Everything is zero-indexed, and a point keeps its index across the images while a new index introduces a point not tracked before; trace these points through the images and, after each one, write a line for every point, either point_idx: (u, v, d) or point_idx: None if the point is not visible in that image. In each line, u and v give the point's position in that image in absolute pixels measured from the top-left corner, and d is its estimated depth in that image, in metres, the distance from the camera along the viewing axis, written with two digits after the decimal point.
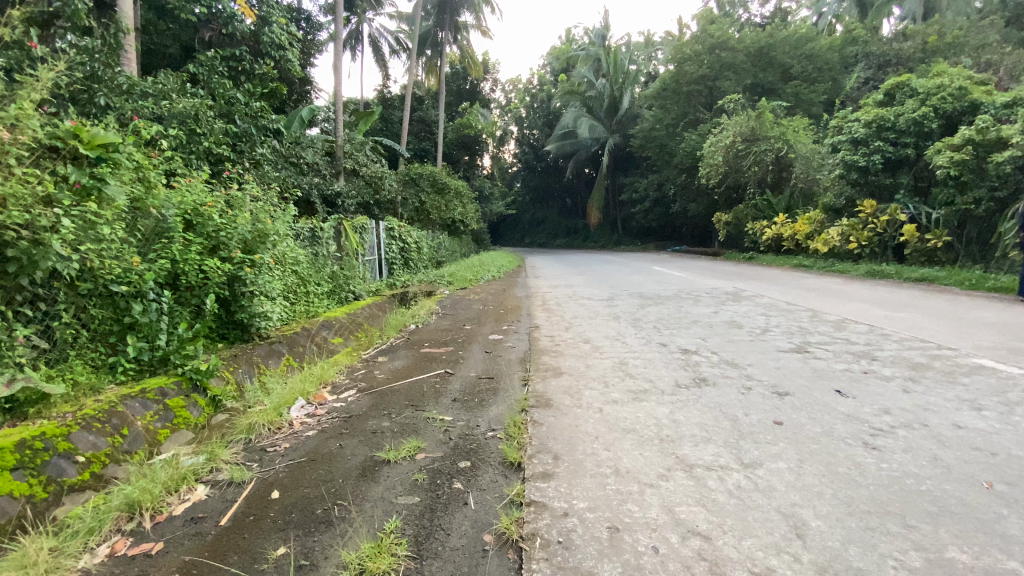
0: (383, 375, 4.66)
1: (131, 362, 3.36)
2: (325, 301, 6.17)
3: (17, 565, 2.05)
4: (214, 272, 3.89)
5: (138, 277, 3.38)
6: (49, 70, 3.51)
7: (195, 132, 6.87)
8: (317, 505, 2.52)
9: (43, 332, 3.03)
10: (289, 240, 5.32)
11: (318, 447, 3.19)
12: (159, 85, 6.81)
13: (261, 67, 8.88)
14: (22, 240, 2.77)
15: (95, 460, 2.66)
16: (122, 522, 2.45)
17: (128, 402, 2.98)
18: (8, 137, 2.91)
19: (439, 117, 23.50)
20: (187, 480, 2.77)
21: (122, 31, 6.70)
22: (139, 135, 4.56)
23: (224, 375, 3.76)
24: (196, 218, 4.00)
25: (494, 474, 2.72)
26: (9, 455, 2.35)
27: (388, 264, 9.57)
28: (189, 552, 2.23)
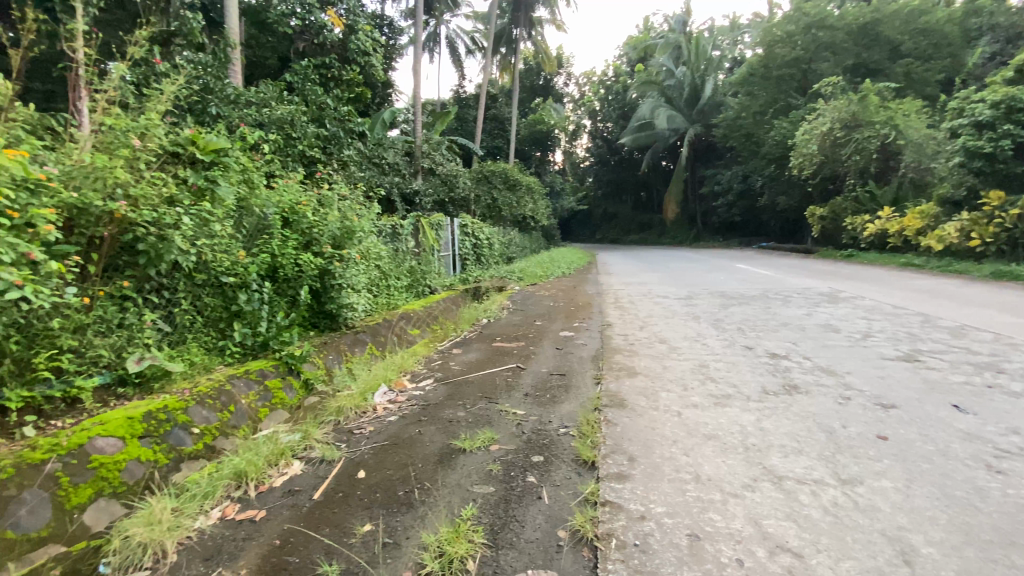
0: (458, 367, 4.80)
1: (237, 346, 3.73)
2: (404, 294, 6.47)
3: (147, 521, 2.32)
4: (308, 266, 4.21)
5: (242, 269, 3.74)
6: (172, 84, 3.97)
7: (292, 136, 7.44)
8: (398, 487, 2.65)
9: (166, 317, 3.45)
10: (373, 237, 5.60)
11: (399, 432, 3.36)
12: (260, 94, 7.41)
13: (348, 74, 9.40)
14: (151, 236, 3.19)
15: (207, 432, 2.99)
16: (232, 489, 2.72)
17: (234, 381, 3.34)
18: (139, 144, 3.36)
19: (513, 115, 23.74)
20: (285, 456, 3.01)
21: (229, 46, 7.36)
22: (245, 140, 5.04)
23: (316, 360, 4.08)
24: (291, 216, 4.34)
25: (567, 471, 2.71)
26: (138, 424, 2.69)
27: (461, 259, 9.84)
28: (286, 522, 2.43)
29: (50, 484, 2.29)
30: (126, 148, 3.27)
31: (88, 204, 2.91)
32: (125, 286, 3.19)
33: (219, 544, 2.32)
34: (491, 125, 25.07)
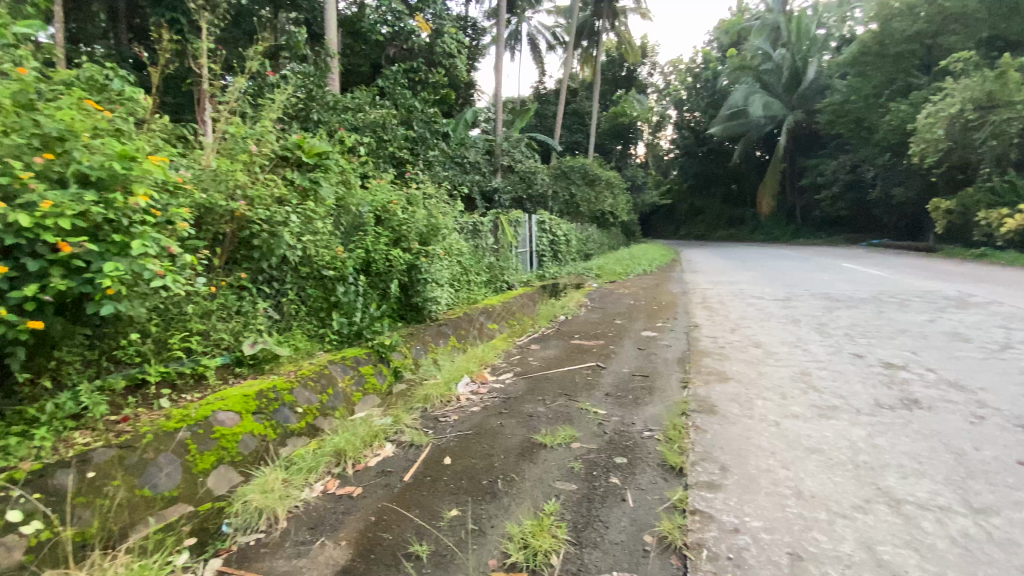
0: (537, 363, 4.83)
1: (335, 334, 4.04)
2: (484, 290, 6.62)
3: (262, 488, 2.58)
4: (397, 260, 4.44)
5: (341, 264, 4.03)
6: (281, 94, 4.37)
7: (383, 139, 7.86)
8: (482, 476, 2.72)
9: (276, 306, 3.81)
10: (456, 233, 5.79)
11: (482, 422, 3.45)
12: (356, 100, 7.84)
13: (434, 75, 9.73)
14: (264, 232, 3.53)
15: (309, 412, 3.28)
16: (333, 466, 2.95)
17: (332, 366, 3.63)
18: (256, 149, 3.74)
19: (594, 109, 23.34)
20: (378, 438, 3.20)
21: (328, 56, 7.89)
22: (342, 143, 5.39)
23: (403, 350, 4.31)
24: (383, 213, 4.59)
25: (653, 475, 2.63)
26: (253, 401, 3.00)
27: (539, 256, 9.88)
28: (380, 500, 2.60)
29: (181, 450, 2.59)
30: (244, 154, 3.66)
31: (214, 204, 3.29)
32: (242, 277, 3.56)
33: (322, 516, 2.53)
34: (571, 120, 24.86)
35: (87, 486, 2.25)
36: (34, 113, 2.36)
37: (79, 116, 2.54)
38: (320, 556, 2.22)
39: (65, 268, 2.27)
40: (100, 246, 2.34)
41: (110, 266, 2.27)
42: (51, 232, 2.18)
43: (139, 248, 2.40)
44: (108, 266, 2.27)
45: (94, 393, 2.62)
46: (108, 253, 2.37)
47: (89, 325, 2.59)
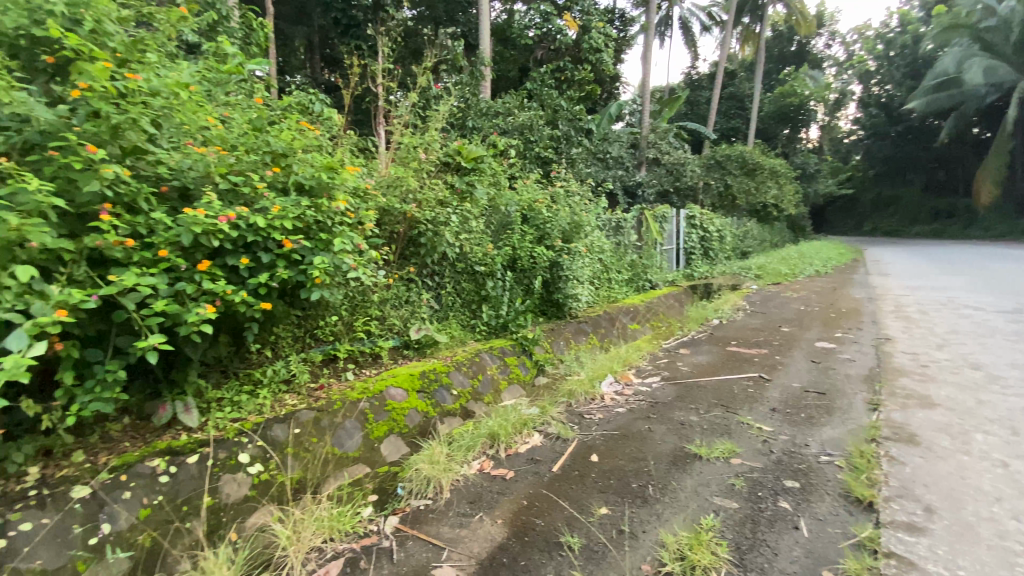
0: (686, 368, 4.56)
1: (484, 325, 4.30)
2: (624, 288, 6.46)
3: (430, 460, 2.87)
4: (541, 258, 4.54)
5: (491, 260, 4.29)
6: (444, 105, 4.78)
7: (530, 139, 8.08)
8: (632, 479, 2.68)
9: (435, 297, 4.20)
10: (598, 231, 5.74)
11: (628, 425, 3.39)
12: (506, 104, 8.19)
13: (580, 73, 9.70)
14: (428, 231, 3.92)
15: (462, 395, 3.57)
16: (487, 448, 3.15)
17: (482, 355, 3.89)
18: (424, 156, 4.17)
19: (754, 92, 21.11)
20: (527, 427, 3.34)
21: (482, 64, 8.36)
22: (494, 146, 5.70)
23: (545, 344, 4.42)
24: (530, 213, 4.75)
25: (833, 505, 2.32)
26: (417, 381, 3.36)
27: (685, 253, 9.31)
28: (531, 486, 2.72)
29: (363, 418, 3.01)
30: (415, 161, 4.10)
31: (390, 207, 3.74)
32: (410, 271, 3.99)
33: (480, 492, 2.75)
34: (727, 105, 22.83)
35: (295, 440, 2.74)
36: (267, 137, 2.95)
37: (296, 137, 3.10)
38: (479, 529, 2.42)
39: (286, 261, 2.78)
40: (311, 243, 2.83)
41: (318, 259, 2.74)
42: (278, 231, 2.69)
43: (339, 245, 2.84)
44: (317, 259, 2.73)
45: (299, 363, 3.16)
46: (316, 248, 2.85)
47: (299, 307, 3.13)
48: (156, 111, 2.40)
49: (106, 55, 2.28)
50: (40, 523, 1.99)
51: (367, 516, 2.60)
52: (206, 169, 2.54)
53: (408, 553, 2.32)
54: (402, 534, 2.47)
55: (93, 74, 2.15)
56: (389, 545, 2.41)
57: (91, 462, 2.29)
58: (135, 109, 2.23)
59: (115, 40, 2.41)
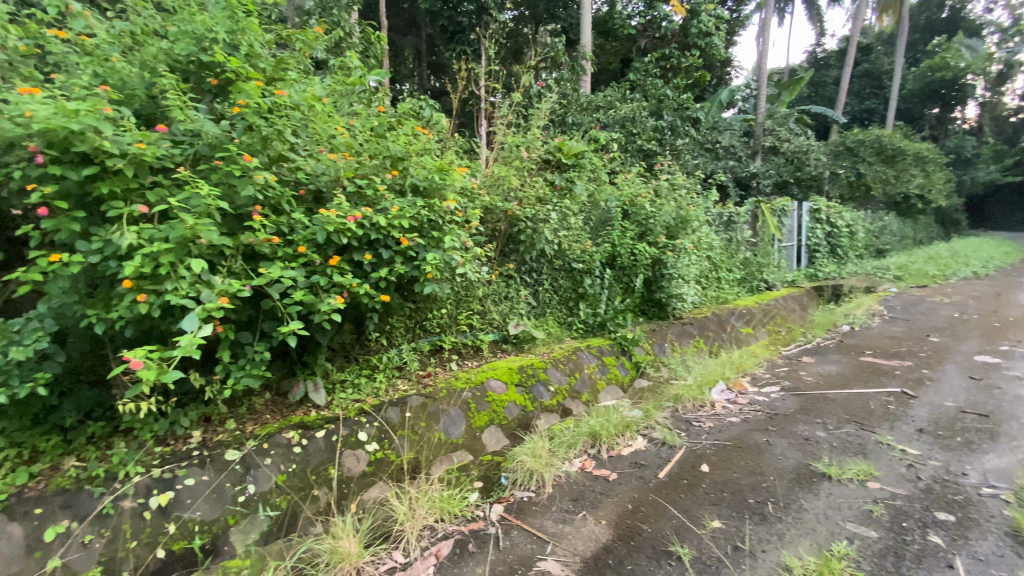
0: (810, 379, 4.13)
1: (582, 323, 4.26)
2: (735, 289, 6.01)
3: (532, 453, 2.90)
4: (643, 255, 4.37)
5: (589, 257, 4.23)
6: (546, 102, 4.79)
7: (632, 132, 7.76)
8: (748, 494, 2.51)
9: (533, 294, 4.24)
10: (706, 227, 5.38)
11: (742, 436, 3.16)
12: (607, 97, 7.96)
13: (687, 59, 9.07)
14: (527, 228, 3.96)
15: (559, 392, 3.57)
16: (589, 447, 3.12)
17: (580, 353, 3.87)
18: (526, 155, 4.22)
19: (895, 66, 18.45)
20: (630, 429, 3.25)
21: (583, 58, 8.21)
22: (595, 142, 5.59)
23: (646, 346, 4.27)
24: (631, 208, 4.60)
25: (1000, 547, 2.00)
26: (515, 375, 3.43)
27: (806, 251, 8.43)
28: (636, 491, 2.66)
29: (465, 407, 3.14)
30: (518, 159, 4.16)
31: (493, 205, 3.84)
32: (510, 267, 4.06)
33: (584, 491, 2.74)
34: (859, 84, 20.22)
35: (406, 423, 2.93)
36: (386, 142, 3.19)
37: (411, 141, 3.32)
38: (583, 527, 2.42)
39: (402, 257, 2.98)
40: (424, 240, 3.00)
41: (430, 256, 2.90)
42: (396, 230, 2.89)
43: (449, 242, 2.99)
44: (429, 256, 2.90)
45: (409, 352, 3.37)
46: (428, 245, 3.02)
47: (411, 300, 3.34)
48: (296, 122, 2.70)
49: (258, 76, 2.61)
50: (200, 479, 2.37)
51: (474, 501, 2.70)
52: (336, 173, 2.81)
53: (514, 542, 2.39)
54: (507, 523, 2.55)
55: (249, 92, 2.47)
56: (495, 532, 2.49)
57: (240, 430, 2.65)
58: (281, 122, 2.53)
59: (263, 61, 2.75)
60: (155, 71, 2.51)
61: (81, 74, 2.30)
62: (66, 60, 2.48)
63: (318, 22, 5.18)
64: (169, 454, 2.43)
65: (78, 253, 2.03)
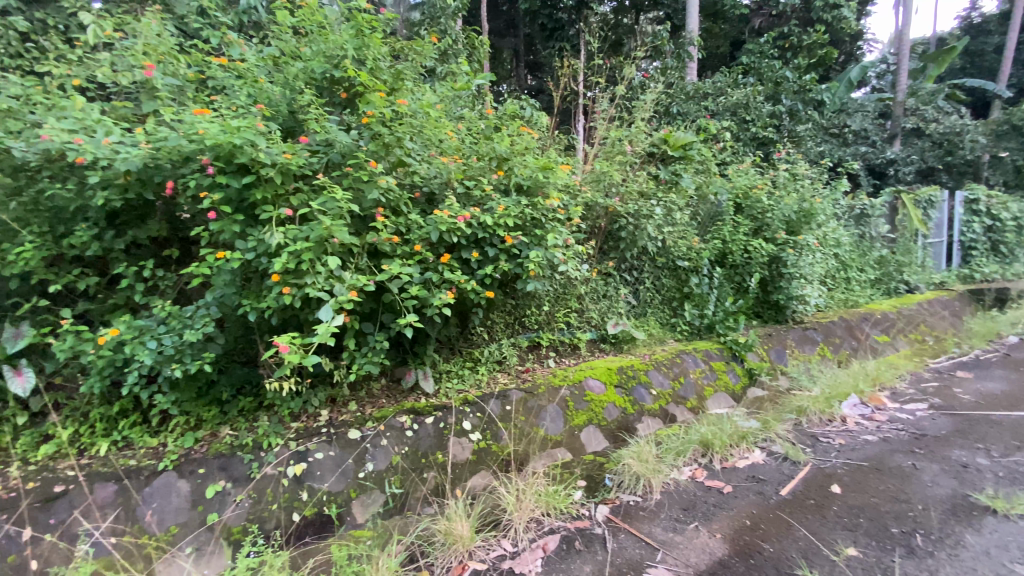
0: (967, 399, 3.60)
1: (687, 325, 4.06)
2: (868, 291, 5.37)
3: (639, 456, 2.84)
4: (758, 252, 4.06)
5: (696, 254, 4.05)
6: (651, 93, 4.62)
7: (745, 120, 7.14)
8: (890, 522, 2.28)
9: (634, 293, 4.12)
10: (834, 221, 4.84)
11: (881, 457, 2.86)
12: (718, 83, 7.44)
13: (811, 36, 8.03)
14: (629, 224, 3.85)
15: (662, 396, 3.43)
16: (699, 455, 2.98)
17: (685, 356, 3.70)
18: (631, 149, 4.10)
19: None
20: (746, 440, 3.05)
21: (690, 44, 7.71)
22: (703, 133, 5.26)
23: (760, 352, 3.96)
24: (745, 201, 4.30)
25: None
26: (615, 375, 3.37)
27: (959, 248, 7.27)
28: (755, 507, 2.52)
29: (563, 405, 3.14)
30: (621, 153, 4.05)
31: (594, 201, 3.78)
32: (610, 265, 3.97)
33: (695, 501, 2.64)
34: None
35: (507, 417, 3.00)
36: (493, 143, 3.28)
37: (517, 141, 3.38)
38: (695, 539, 2.34)
39: (506, 255, 3.06)
40: (528, 238, 3.05)
41: (534, 253, 2.94)
42: (502, 228, 2.97)
43: (553, 240, 3.01)
44: (533, 254, 2.94)
45: (509, 347, 3.44)
46: (531, 243, 3.06)
47: (511, 297, 3.41)
48: (415, 129, 2.87)
49: (383, 87, 2.83)
50: (328, 455, 2.63)
51: (579, 500, 2.70)
52: (447, 175, 2.96)
53: (622, 546, 2.36)
54: (614, 525, 2.52)
55: (375, 103, 2.70)
56: (601, 533, 2.48)
57: (360, 411, 2.90)
58: (402, 130, 2.72)
59: (385, 73, 2.96)
60: (295, 88, 2.83)
61: (239, 96, 2.66)
62: (227, 85, 2.88)
63: (427, 33, 5.43)
64: (303, 429, 2.71)
65: (237, 250, 2.33)
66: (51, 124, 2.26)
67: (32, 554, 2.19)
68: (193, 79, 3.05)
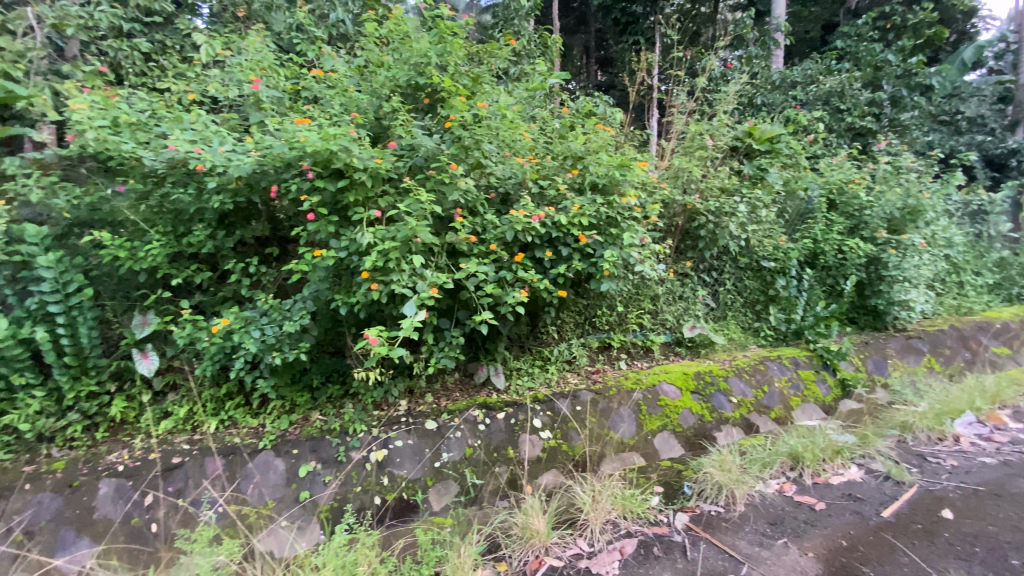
0: None
1: (771, 330, 3.86)
2: (984, 297, 4.82)
3: (720, 465, 2.74)
4: (855, 252, 3.78)
5: (784, 255, 3.81)
6: (735, 84, 4.40)
7: (840, 109, 6.59)
8: (1012, 554, 2.12)
9: (713, 295, 3.96)
10: (945, 218, 4.38)
11: (1002, 482, 2.65)
12: (808, 71, 6.93)
13: (917, 15, 7.24)
14: (709, 223, 3.69)
15: (743, 405, 3.28)
16: (787, 468, 2.85)
17: (769, 364, 3.51)
18: (712, 143, 3.93)
19: None
20: (841, 455, 2.89)
21: (776, 30, 7.24)
22: (792, 125, 4.92)
23: (854, 361, 3.68)
24: (839, 197, 4.01)
25: None
26: (691, 381, 3.26)
27: None
28: (853, 527, 2.39)
29: (636, 409, 3.08)
30: (701, 149, 3.90)
31: (672, 199, 3.66)
32: (688, 266, 3.84)
33: (783, 516, 2.54)
34: None
35: (578, 416, 3.00)
36: (568, 141, 3.28)
37: (592, 138, 3.35)
38: (785, 556, 2.26)
39: (581, 254, 3.04)
40: (603, 237, 3.02)
41: (610, 253, 2.91)
42: (576, 227, 2.96)
43: (629, 239, 2.96)
44: (609, 253, 2.91)
45: (580, 347, 3.42)
46: (606, 243, 3.03)
47: (584, 297, 3.40)
48: (496, 132, 2.97)
49: (464, 91, 2.91)
50: (407, 443, 2.77)
51: (656, 506, 2.65)
52: (522, 176, 3.00)
53: (704, 556, 2.30)
54: (694, 534, 2.46)
55: (457, 107, 2.79)
56: (681, 541, 2.42)
57: (436, 403, 3.02)
58: (482, 132, 2.80)
59: (465, 77, 3.04)
60: (382, 96, 3.01)
61: (333, 106, 2.87)
62: (321, 95, 3.09)
63: (500, 34, 5.49)
64: (384, 418, 2.87)
65: (331, 249, 2.51)
66: (177, 135, 2.56)
67: (153, 517, 2.46)
68: (291, 90, 3.31)
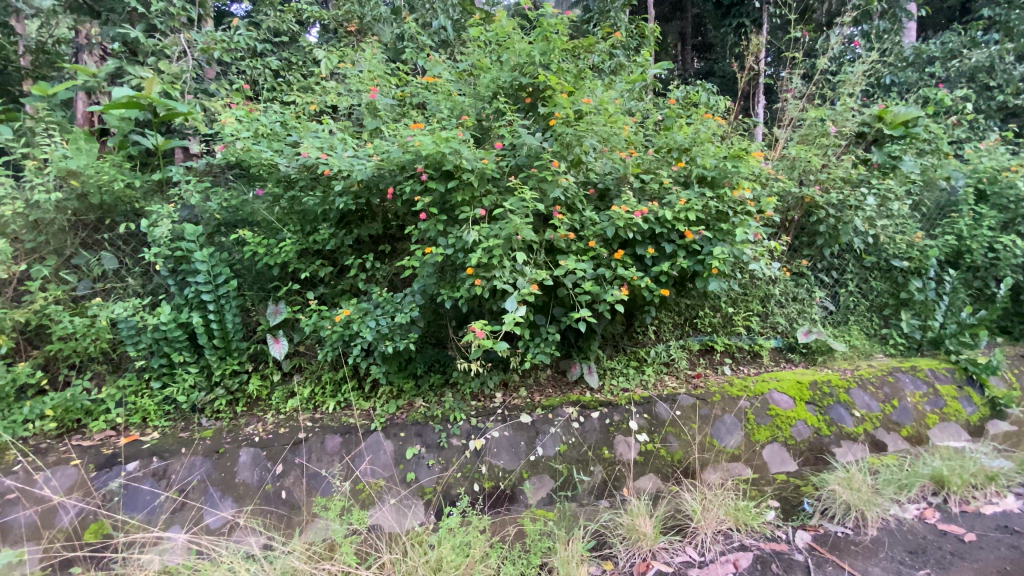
0: None
1: (902, 337, 3.50)
2: None
3: (847, 484, 2.52)
4: (1010, 251, 3.33)
5: (920, 253, 3.40)
6: (863, 63, 3.95)
7: (989, 86, 5.70)
8: None
9: (833, 296, 3.63)
10: None
11: None
12: (949, 42, 6.05)
13: None
14: (830, 218, 3.37)
15: (868, 420, 2.99)
16: (929, 493, 2.59)
17: (899, 376, 3.19)
18: (835, 131, 3.54)
19: None
20: (996, 482, 2.61)
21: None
22: (932, 105, 4.32)
23: (1007, 377, 3.29)
24: (990, 186, 3.53)
25: None
26: (807, 391, 3.03)
27: None
28: (1010, 563, 2.15)
29: (743, 417, 2.92)
30: (823, 137, 3.56)
31: (788, 190, 3.40)
32: (804, 265, 3.57)
33: (925, 544, 2.30)
34: None
35: (677, 421, 2.91)
36: (673, 133, 3.17)
37: (699, 128, 3.18)
38: None
39: (685, 252, 2.93)
40: (711, 233, 2.88)
41: (719, 250, 2.77)
42: (681, 223, 2.86)
43: (741, 235, 2.80)
44: (718, 250, 2.77)
45: (679, 349, 3.29)
46: (715, 239, 2.88)
47: (685, 297, 3.28)
48: (596, 127, 2.81)
49: (569, 87, 2.88)
50: (502, 434, 2.86)
51: (772, 521, 2.49)
52: (623, 171, 2.99)
53: None
54: (819, 554, 2.28)
55: (560, 104, 2.79)
56: (804, 561, 2.25)
57: (530, 398, 3.07)
58: (584, 128, 2.78)
59: (568, 74, 3.02)
60: (488, 98, 3.13)
61: (444, 110, 3.04)
62: (428, 100, 3.26)
63: (596, 28, 5.38)
64: (482, 408, 2.99)
65: (440, 246, 2.64)
66: (307, 143, 2.81)
67: (282, 485, 2.74)
68: (402, 97, 3.52)
